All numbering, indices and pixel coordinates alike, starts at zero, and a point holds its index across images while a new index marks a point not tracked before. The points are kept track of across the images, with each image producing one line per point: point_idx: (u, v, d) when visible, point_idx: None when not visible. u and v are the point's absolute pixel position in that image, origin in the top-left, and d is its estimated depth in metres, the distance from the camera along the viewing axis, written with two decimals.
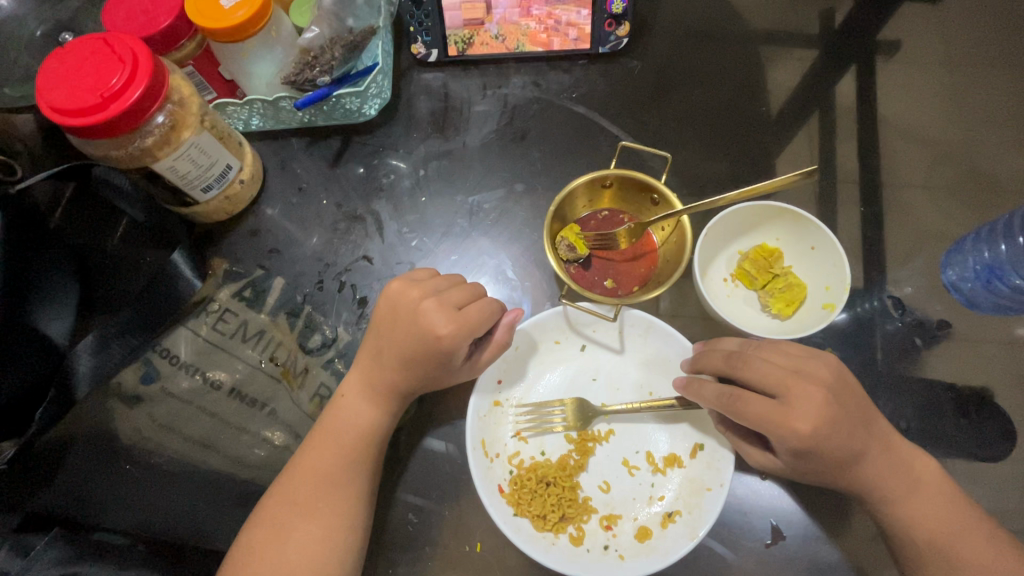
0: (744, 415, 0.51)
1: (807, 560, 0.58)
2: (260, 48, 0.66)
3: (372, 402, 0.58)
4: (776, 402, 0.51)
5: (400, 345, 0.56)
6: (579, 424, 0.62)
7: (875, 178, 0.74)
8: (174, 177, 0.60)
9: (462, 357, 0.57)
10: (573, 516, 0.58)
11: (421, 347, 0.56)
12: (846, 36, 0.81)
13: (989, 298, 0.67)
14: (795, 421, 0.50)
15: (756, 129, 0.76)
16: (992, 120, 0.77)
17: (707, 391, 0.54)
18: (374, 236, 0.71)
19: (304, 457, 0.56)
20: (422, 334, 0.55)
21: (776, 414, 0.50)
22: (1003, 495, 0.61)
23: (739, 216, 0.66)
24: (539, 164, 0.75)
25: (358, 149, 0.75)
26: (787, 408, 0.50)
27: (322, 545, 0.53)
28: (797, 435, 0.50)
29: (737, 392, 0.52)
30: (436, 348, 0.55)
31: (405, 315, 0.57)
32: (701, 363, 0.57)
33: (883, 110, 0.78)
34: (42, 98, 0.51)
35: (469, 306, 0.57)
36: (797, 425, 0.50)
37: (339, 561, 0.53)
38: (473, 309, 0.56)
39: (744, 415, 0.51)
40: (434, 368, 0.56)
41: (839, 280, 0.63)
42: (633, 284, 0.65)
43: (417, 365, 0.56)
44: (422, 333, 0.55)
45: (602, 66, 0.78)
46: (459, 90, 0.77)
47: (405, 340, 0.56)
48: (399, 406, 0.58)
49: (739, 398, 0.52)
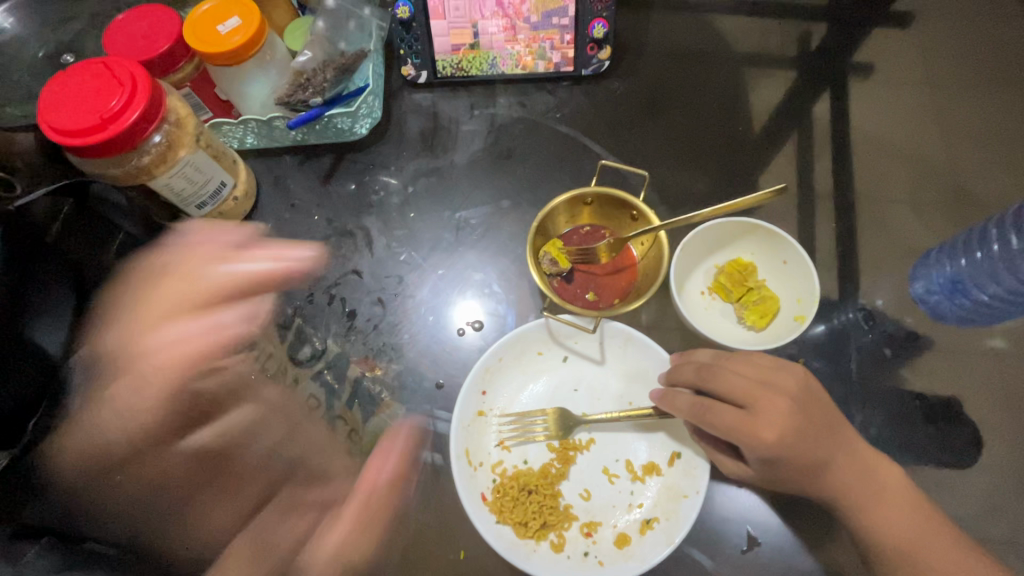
0: (713, 425, 0.53)
1: (781, 566, 0.60)
2: (255, 71, 0.69)
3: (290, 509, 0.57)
4: (741, 415, 0.53)
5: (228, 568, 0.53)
6: (560, 433, 0.63)
7: (848, 194, 0.77)
8: (170, 193, 0.62)
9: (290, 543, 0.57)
10: (555, 523, 0.59)
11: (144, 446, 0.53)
12: (819, 59, 0.84)
13: (954, 309, 0.70)
14: (760, 433, 0.52)
15: (734, 148, 0.79)
16: (958, 139, 0.80)
17: (679, 402, 0.56)
18: (363, 251, 0.74)
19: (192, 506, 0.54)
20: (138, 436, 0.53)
21: (742, 426, 0.52)
22: (968, 502, 0.63)
23: (715, 232, 0.69)
24: (525, 181, 0.77)
25: (350, 166, 0.77)
26: (753, 421, 0.52)
27: None
28: (763, 448, 0.52)
29: (707, 403, 0.54)
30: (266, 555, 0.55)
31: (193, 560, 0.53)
32: (677, 376, 0.58)
33: (855, 129, 0.81)
34: (45, 120, 0.54)
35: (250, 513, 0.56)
36: (762, 437, 0.52)
37: None
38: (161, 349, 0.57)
39: (714, 425, 0.53)
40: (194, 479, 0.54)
41: (809, 293, 0.66)
42: (614, 297, 0.67)
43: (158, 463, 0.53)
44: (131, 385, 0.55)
45: (586, 87, 0.81)
46: (449, 109, 0.80)
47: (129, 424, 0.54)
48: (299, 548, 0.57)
49: (710, 409, 0.54)
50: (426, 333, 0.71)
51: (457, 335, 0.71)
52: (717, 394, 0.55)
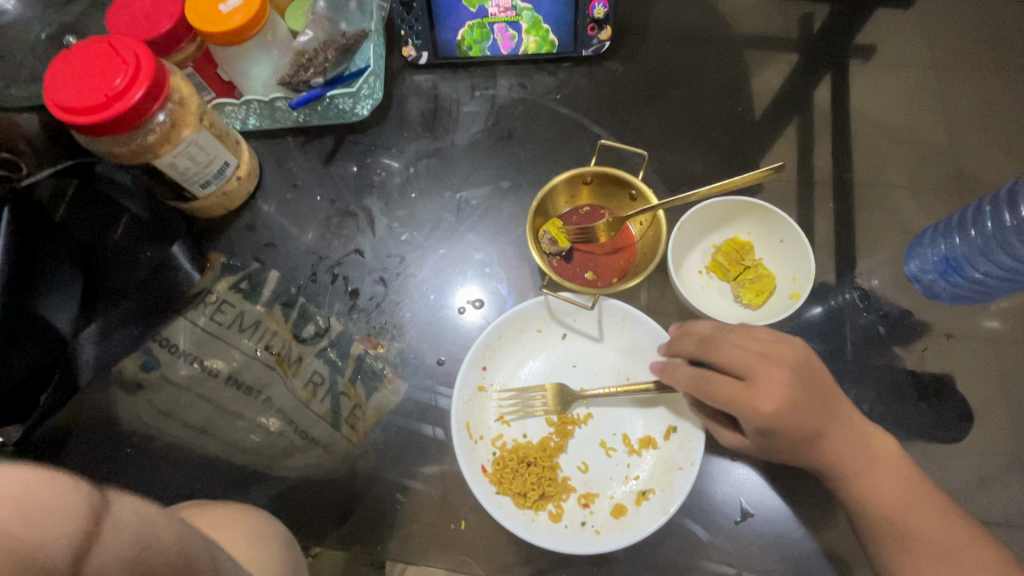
0: (711, 395, 0.55)
1: (771, 535, 0.61)
2: (257, 51, 0.70)
3: (251, 529, 0.49)
4: (737, 385, 0.54)
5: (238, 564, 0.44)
6: (559, 408, 0.65)
7: (846, 175, 0.78)
8: (174, 172, 0.63)
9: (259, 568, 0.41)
10: (553, 494, 0.61)
11: (153, 511, 0.28)
12: (821, 41, 0.84)
13: (948, 288, 0.70)
14: (758, 403, 0.53)
15: (735, 130, 0.80)
16: (957, 120, 0.81)
17: (678, 373, 0.58)
18: (365, 230, 0.74)
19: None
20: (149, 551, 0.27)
21: (738, 397, 0.53)
22: (958, 475, 0.65)
23: (712, 210, 0.69)
24: (525, 161, 0.78)
25: (351, 147, 0.78)
26: (750, 392, 0.53)
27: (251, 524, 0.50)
28: (759, 418, 0.53)
29: (705, 373, 0.56)
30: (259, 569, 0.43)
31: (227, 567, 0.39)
32: (678, 348, 0.60)
33: (856, 111, 0.81)
34: (51, 98, 0.54)
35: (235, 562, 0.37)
36: (759, 407, 0.53)
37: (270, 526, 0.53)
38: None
39: (711, 395, 0.55)
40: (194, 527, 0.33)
41: (804, 271, 0.66)
42: (612, 276, 0.68)
43: (191, 551, 0.30)
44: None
45: (586, 69, 0.81)
46: (449, 91, 0.80)
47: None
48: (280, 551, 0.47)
49: (707, 379, 0.55)
50: (427, 311, 0.72)
51: (458, 313, 0.72)
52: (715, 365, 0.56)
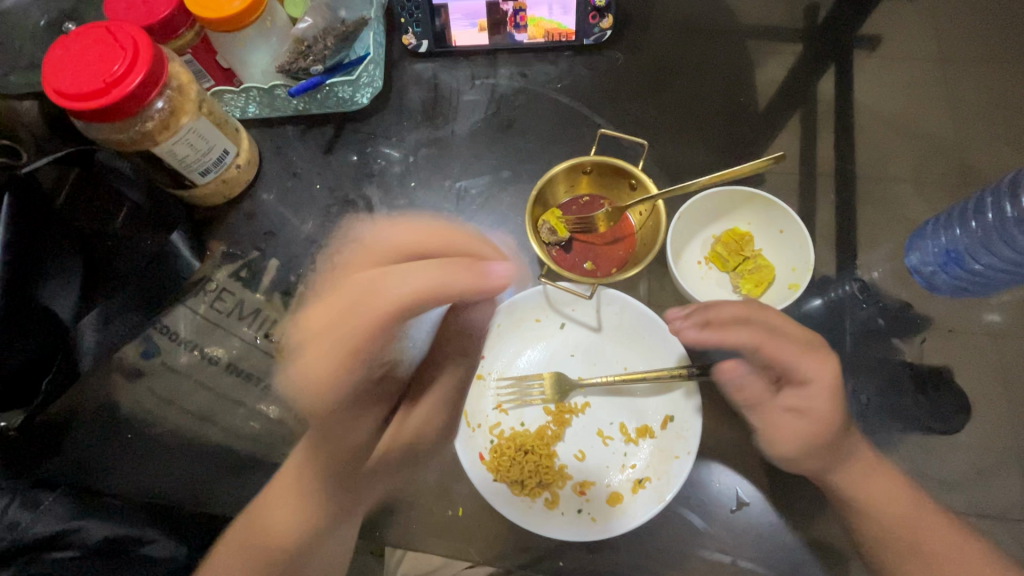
0: (780, 352, 0.54)
1: (766, 525, 0.62)
2: (256, 39, 0.70)
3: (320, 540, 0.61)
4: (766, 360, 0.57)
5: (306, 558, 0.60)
6: (557, 397, 0.65)
7: (848, 167, 0.77)
8: (173, 160, 0.63)
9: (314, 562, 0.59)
10: (549, 481, 0.61)
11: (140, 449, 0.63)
12: (825, 31, 0.83)
13: (948, 280, 0.70)
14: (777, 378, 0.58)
15: (736, 120, 0.79)
16: (961, 112, 0.80)
17: (740, 333, 0.54)
18: (365, 220, 0.74)
19: (260, 513, 0.60)
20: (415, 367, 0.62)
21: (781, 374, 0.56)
22: (953, 466, 0.65)
23: (711, 200, 0.69)
24: (525, 152, 0.78)
25: (351, 136, 0.77)
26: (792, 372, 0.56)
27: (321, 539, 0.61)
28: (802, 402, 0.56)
29: (769, 333, 0.55)
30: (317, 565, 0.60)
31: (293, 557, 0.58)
32: (738, 315, 0.56)
33: (859, 103, 0.81)
34: (49, 84, 0.54)
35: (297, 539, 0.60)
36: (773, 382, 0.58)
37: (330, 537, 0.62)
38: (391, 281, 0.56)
39: (782, 351, 0.54)
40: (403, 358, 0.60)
41: (803, 261, 0.66)
42: (612, 266, 0.67)
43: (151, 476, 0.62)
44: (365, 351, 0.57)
45: (588, 58, 0.81)
46: (450, 80, 0.80)
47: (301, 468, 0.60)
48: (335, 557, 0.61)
49: (773, 336, 0.55)
50: None
51: None
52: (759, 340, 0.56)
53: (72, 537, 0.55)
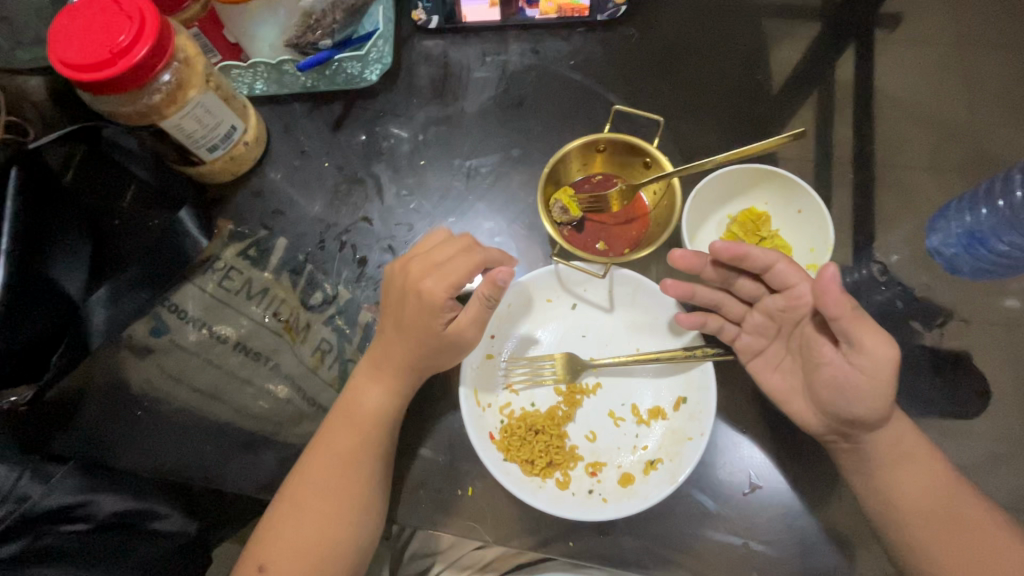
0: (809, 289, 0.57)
1: (779, 508, 0.61)
2: (262, 12, 0.69)
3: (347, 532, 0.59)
4: (773, 324, 0.62)
5: (335, 541, 0.58)
6: (568, 377, 0.64)
7: (867, 149, 0.76)
8: (180, 135, 0.62)
9: (358, 535, 0.59)
10: (560, 462, 0.61)
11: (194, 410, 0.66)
12: (846, 7, 0.81)
13: (970, 262, 0.68)
14: (783, 339, 0.62)
15: (753, 99, 0.77)
16: (984, 91, 0.78)
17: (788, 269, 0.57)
18: (373, 198, 0.73)
19: (304, 484, 0.59)
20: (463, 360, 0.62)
21: (812, 341, 0.57)
22: (973, 452, 0.64)
23: (729, 179, 0.67)
24: (536, 130, 0.76)
25: (359, 114, 0.76)
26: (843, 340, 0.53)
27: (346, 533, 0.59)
28: (854, 369, 0.53)
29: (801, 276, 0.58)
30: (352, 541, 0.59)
31: (332, 531, 0.58)
32: (785, 282, 0.58)
33: (879, 82, 0.78)
34: (53, 53, 0.53)
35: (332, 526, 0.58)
36: (775, 342, 0.62)
37: (360, 536, 0.59)
38: (467, 258, 0.59)
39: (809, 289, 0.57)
40: (459, 344, 0.60)
41: (822, 242, 0.65)
42: (625, 246, 0.67)
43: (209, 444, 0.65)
44: (427, 332, 0.59)
45: (601, 35, 0.79)
46: (460, 57, 0.78)
47: (350, 445, 0.60)
48: (366, 542, 0.60)
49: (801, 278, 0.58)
50: None
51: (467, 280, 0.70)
52: (775, 303, 0.60)
53: (81, 511, 0.59)
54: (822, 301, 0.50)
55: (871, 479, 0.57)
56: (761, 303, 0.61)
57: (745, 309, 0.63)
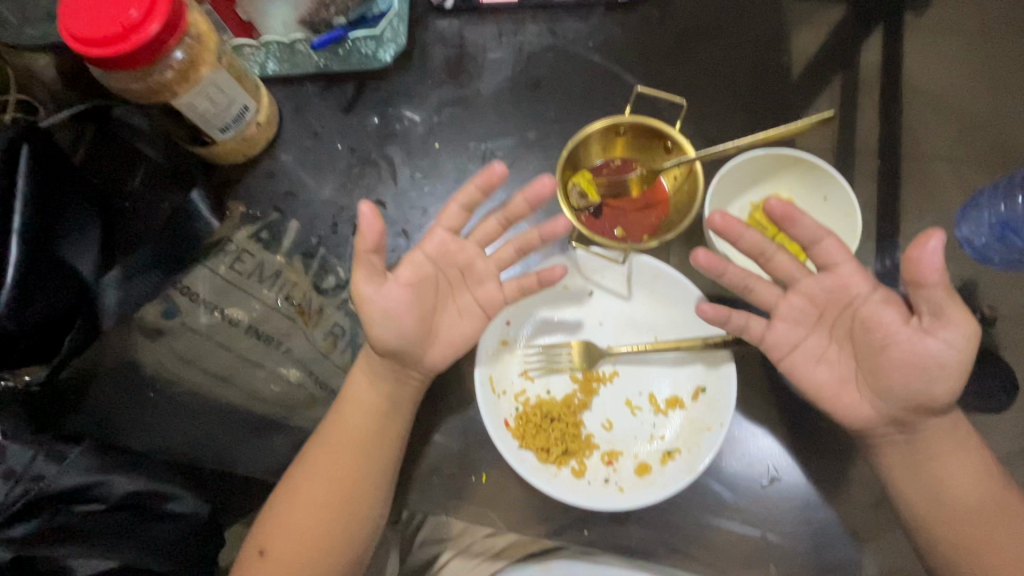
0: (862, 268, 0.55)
1: (799, 499, 0.60)
2: None
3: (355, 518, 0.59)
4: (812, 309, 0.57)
5: (341, 527, 0.58)
6: (585, 365, 0.63)
7: (893, 135, 0.73)
8: (192, 114, 0.61)
9: (365, 521, 0.59)
10: (576, 450, 0.60)
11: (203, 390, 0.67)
12: None
13: (1000, 253, 0.66)
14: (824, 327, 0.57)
15: (776, 83, 0.75)
16: (1015, 77, 0.75)
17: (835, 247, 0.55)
18: (387, 181, 0.72)
19: (311, 472, 0.59)
20: (462, 339, 0.59)
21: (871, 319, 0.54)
22: (997, 444, 0.63)
23: (752, 165, 0.66)
24: (553, 114, 0.74)
25: (373, 95, 0.74)
26: (919, 309, 0.51)
27: (355, 519, 0.59)
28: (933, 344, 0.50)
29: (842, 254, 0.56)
30: (359, 528, 0.59)
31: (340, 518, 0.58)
32: (831, 260, 0.55)
33: (907, 67, 0.76)
34: (64, 27, 0.52)
35: (343, 514, 0.58)
36: (814, 332, 0.57)
37: (367, 522, 0.59)
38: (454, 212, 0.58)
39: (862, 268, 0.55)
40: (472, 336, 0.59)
41: (849, 230, 0.64)
42: (643, 234, 0.65)
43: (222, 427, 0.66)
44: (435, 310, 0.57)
45: (619, 15, 0.77)
46: (475, 37, 0.76)
47: (360, 437, 0.59)
48: (373, 528, 0.60)
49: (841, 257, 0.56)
50: None
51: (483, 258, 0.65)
52: (818, 285, 0.56)
53: (95, 491, 0.59)
54: (920, 267, 0.48)
55: (896, 471, 0.56)
56: (800, 286, 0.57)
57: (780, 295, 0.58)
